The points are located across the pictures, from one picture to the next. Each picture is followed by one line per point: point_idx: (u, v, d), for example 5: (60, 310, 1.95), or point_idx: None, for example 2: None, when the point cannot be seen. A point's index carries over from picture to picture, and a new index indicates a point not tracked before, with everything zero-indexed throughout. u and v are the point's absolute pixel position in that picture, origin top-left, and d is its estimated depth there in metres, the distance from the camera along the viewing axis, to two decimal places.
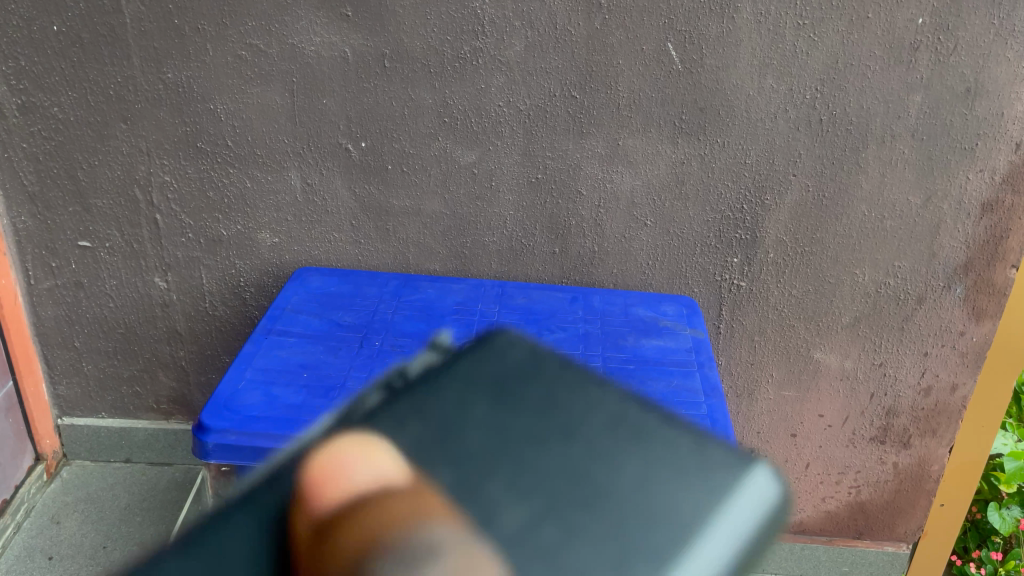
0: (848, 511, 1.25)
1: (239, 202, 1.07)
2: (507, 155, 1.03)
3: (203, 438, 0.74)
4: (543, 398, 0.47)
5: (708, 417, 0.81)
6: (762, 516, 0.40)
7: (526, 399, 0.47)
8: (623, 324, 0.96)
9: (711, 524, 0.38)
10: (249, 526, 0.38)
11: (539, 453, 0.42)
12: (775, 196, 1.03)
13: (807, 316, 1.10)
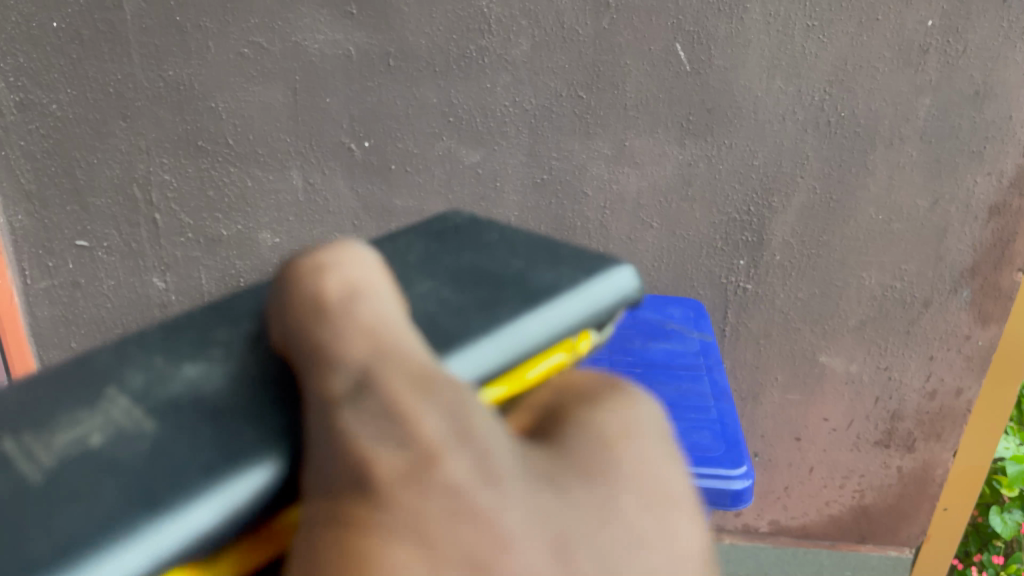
0: (851, 515, 1.25)
1: (239, 202, 1.05)
2: (513, 155, 1.01)
3: None
4: (472, 235, 0.65)
5: (718, 422, 0.81)
6: (612, 296, 0.58)
7: (459, 238, 0.65)
8: (629, 328, 0.95)
9: (569, 295, 0.56)
10: (257, 293, 0.57)
11: (457, 256, 0.61)
12: (782, 199, 1.02)
13: (813, 319, 1.10)
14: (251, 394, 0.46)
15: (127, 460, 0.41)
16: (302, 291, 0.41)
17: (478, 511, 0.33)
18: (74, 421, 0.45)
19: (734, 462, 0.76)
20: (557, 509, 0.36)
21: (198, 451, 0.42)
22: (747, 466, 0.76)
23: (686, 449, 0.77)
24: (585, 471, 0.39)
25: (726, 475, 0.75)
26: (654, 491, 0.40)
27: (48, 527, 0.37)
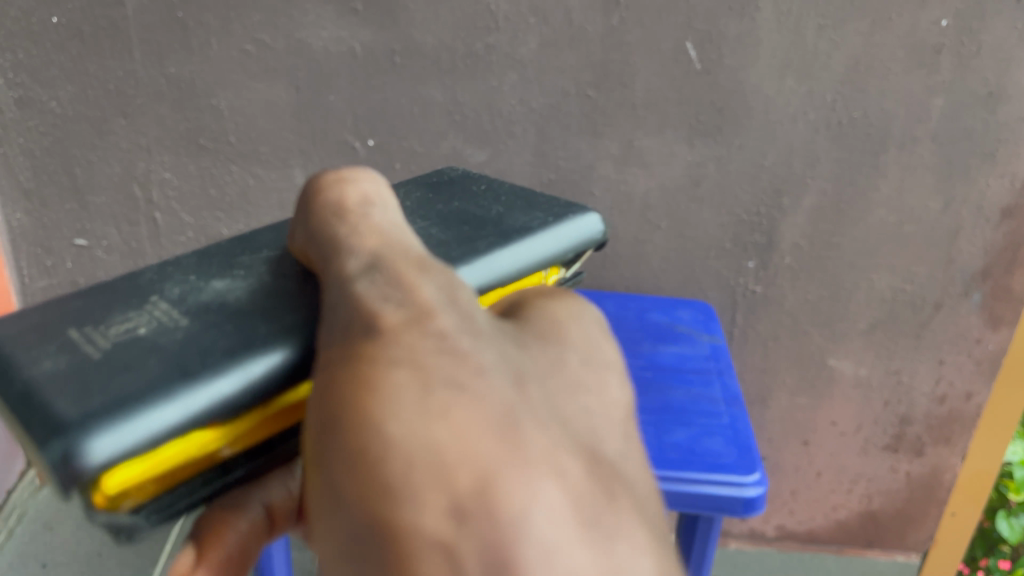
0: (858, 520, 1.23)
1: (241, 201, 1.04)
2: (519, 155, 1.00)
3: None
4: (466, 192, 0.79)
5: (731, 427, 0.79)
6: (581, 233, 0.74)
7: (451, 197, 0.77)
8: (637, 331, 0.93)
9: (540, 234, 0.71)
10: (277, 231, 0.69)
11: (449, 206, 0.75)
12: (793, 200, 1.01)
13: (822, 322, 1.08)
14: (267, 303, 0.57)
15: (172, 344, 0.52)
16: (319, 211, 0.53)
17: (457, 343, 0.38)
18: (120, 321, 0.55)
19: (747, 468, 0.75)
20: (518, 353, 0.40)
21: (228, 338, 0.53)
22: (760, 473, 0.75)
23: (698, 455, 0.76)
24: (541, 337, 0.43)
25: (739, 482, 0.74)
26: (598, 354, 0.44)
27: (112, 385, 0.47)
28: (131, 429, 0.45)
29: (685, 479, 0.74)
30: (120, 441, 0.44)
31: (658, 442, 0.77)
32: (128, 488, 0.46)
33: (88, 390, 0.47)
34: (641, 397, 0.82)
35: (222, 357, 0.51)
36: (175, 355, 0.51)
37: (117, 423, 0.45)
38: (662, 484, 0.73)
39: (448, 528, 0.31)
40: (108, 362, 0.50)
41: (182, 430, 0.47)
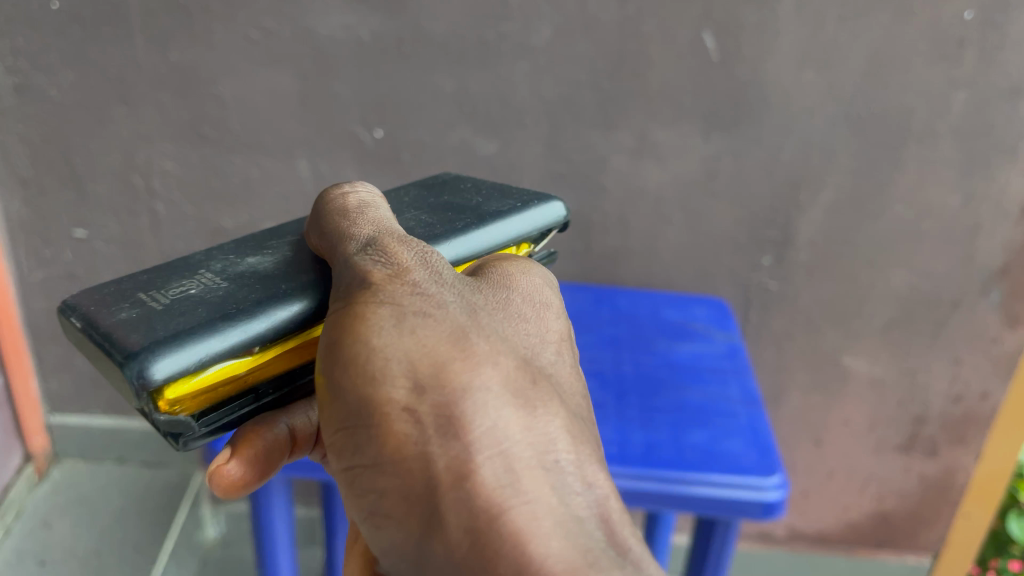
0: (869, 520, 1.22)
1: (244, 192, 1.01)
2: (531, 147, 0.97)
3: None
4: (455, 187, 0.77)
5: (749, 428, 0.77)
6: (553, 216, 0.71)
7: (436, 190, 0.75)
8: (652, 328, 0.91)
9: (509, 218, 0.68)
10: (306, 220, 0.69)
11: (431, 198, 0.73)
12: (810, 195, 0.98)
13: (836, 320, 1.06)
14: (302, 267, 0.58)
15: (218, 295, 0.53)
16: (333, 197, 0.56)
17: (421, 283, 0.46)
18: (169, 281, 0.56)
19: (766, 470, 0.72)
20: (474, 292, 0.48)
21: (271, 289, 0.54)
22: (781, 476, 0.72)
23: (716, 457, 0.73)
24: (491, 283, 0.50)
25: (758, 486, 0.71)
26: (536, 282, 0.52)
27: (170, 323, 0.49)
28: (186, 353, 0.47)
29: (702, 482, 0.71)
30: (177, 364, 0.47)
31: (673, 444, 0.74)
32: (178, 403, 0.48)
33: (145, 324, 0.49)
34: (657, 397, 0.80)
35: (265, 302, 0.53)
36: (221, 301, 0.52)
37: (174, 348, 0.47)
38: (678, 487, 0.71)
39: (412, 401, 0.41)
40: (161, 306, 0.51)
41: (228, 358, 0.49)
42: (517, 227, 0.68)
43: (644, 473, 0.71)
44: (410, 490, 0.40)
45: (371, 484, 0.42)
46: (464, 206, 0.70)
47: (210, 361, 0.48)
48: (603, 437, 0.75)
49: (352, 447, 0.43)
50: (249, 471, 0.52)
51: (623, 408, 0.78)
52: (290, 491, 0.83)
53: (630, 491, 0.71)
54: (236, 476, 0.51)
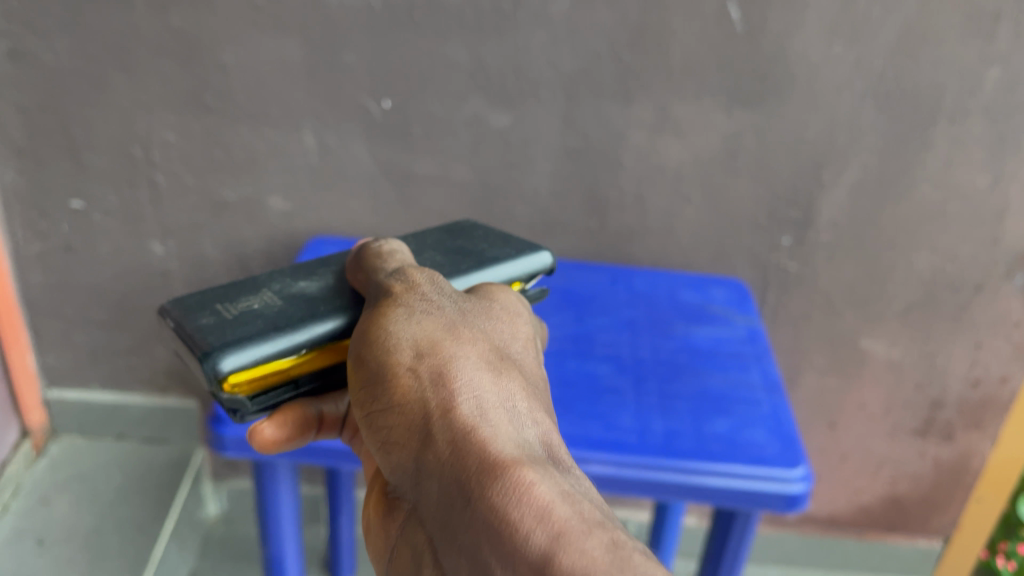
0: (881, 504, 1.20)
1: (248, 164, 0.98)
2: (546, 120, 0.94)
3: (220, 431, 0.69)
4: (459, 232, 0.83)
5: (772, 416, 0.74)
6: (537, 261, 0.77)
7: (442, 234, 0.82)
8: (670, 311, 0.88)
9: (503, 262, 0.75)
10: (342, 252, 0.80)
11: (439, 240, 0.80)
12: (833, 173, 0.95)
13: (856, 302, 1.04)
14: (343, 294, 0.70)
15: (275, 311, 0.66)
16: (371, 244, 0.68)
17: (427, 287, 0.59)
18: (238, 296, 0.69)
19: (790, 462, 0.69)
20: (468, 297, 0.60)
21: (315, 308, 0.66)
22: (805, 467, 0.70)
23: (739, 447, 0.71)
24: (481, 291, 0.63)
25: (782, 477, 0.69)
26: (519, 307, 0.63)
27: (237, 330, 0.62)
28: (249, 351, 0.60)
29: (723, 473, 0.69)
30: (240, 359, 0.60)
31: (695, 432, 0.72)
32: (237, 387, 0.61)
33: (221, 328, 0.62)
34: (676, 382, 0.77)
35: (309, 318, 0.65)
36: (277, 316, 0.65)
37: (239, 347, 0.60)
38: (698, 478, 0.68)
39: (414, 360, 0.53)
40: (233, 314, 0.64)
41: (278, 358, 0.62)
42: (519, 266, 0.76)
43: (663, 462, 0.69)
44: (409, 424, 0.50)
45: (381, 429, 0.52)
46: (473, 249, 0.78)
47: (264, 360, 0.61)
48: (622, 425, 0.72)
49: (370, 399, 0.54)
50: (283, 431, 0.61)
51: (642, 394, 0.76)
52: (297, 479, 0.81)
53: (649, 481, 0.69)
54: (272, 431, 0.61)
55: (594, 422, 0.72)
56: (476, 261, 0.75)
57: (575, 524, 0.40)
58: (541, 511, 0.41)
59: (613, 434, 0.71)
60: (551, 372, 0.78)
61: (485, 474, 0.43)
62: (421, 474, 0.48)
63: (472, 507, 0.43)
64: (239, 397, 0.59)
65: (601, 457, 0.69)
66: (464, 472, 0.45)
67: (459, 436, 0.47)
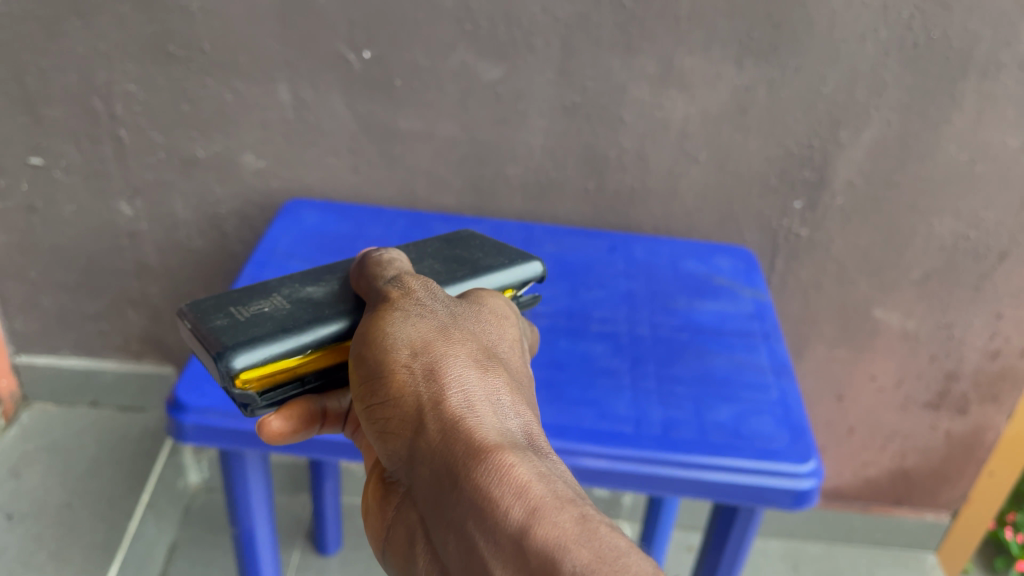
0: (888, 478, 1.15)
1: (218, 118, 0.91)
2: (540, 72, 0.86)
3: (179, 417, 0.63)
4: (452, 239, 0.79)
5: (780, 403, 0.68)
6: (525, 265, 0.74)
7: (435, 242, 0.78)
8: (672, 283, 0.82)
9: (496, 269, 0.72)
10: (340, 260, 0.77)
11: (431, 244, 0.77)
12: (851, 131, 0.87)
13: (870, 270, 0.97)
14: (352, 296, 0.65)
15: (289, 308, 0.62)
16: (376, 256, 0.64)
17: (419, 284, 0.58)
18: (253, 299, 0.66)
19: (800, 456, 0.64)
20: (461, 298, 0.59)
21: (326, 308, 0.62)
22: (816, 461, 0.64)
23: (744, 438, 0.65)
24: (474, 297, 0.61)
25: (790, 472, 0.63)
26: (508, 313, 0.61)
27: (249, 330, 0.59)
28: (261, 350, 0.57)
29: (725, 467, 0.63)
30: (252, 356, 0.57)
31: (696, 421, 0.66)
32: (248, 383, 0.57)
33: (234, 326, 0.59)
34: (677, 365, 0.71)
35: (316, 319, 0.61)
36: (291, 315, 0.61)
37: (250, 345, 0.57)
38: (698, 472, 0.63)
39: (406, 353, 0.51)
40: (248, 312, 0.61)
41: (288, 358, 0.59)
42: (515, 271, 0.73)
43: (660, 455, 0.63)
44: (401, 415, 0.49)
45: (373, 422, 0.51)
46: (465, 256, 0.75)
47: (273, 358, 0.58)
48: (617, 414, 0.66)
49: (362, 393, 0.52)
50: (290, 423, 0.59)
51: (639, 378, 0.70)
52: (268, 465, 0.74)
53: (644, 477, 0.63)
54: (279, 423, 0.58)
55: (586, 410, 0.66)
56: (473, 269, 0.72)
57: (570, 519, 0.39)
58: (536, 504, 0.40)
59: (606, 424, 0.65)
60: (540, 353, 0.72)
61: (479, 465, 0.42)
62: (412, 462, 0.47)
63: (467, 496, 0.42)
64: (248, 393, 0.57)
65: (591, 449, 0.63)
66: (458, 463, 0.43)
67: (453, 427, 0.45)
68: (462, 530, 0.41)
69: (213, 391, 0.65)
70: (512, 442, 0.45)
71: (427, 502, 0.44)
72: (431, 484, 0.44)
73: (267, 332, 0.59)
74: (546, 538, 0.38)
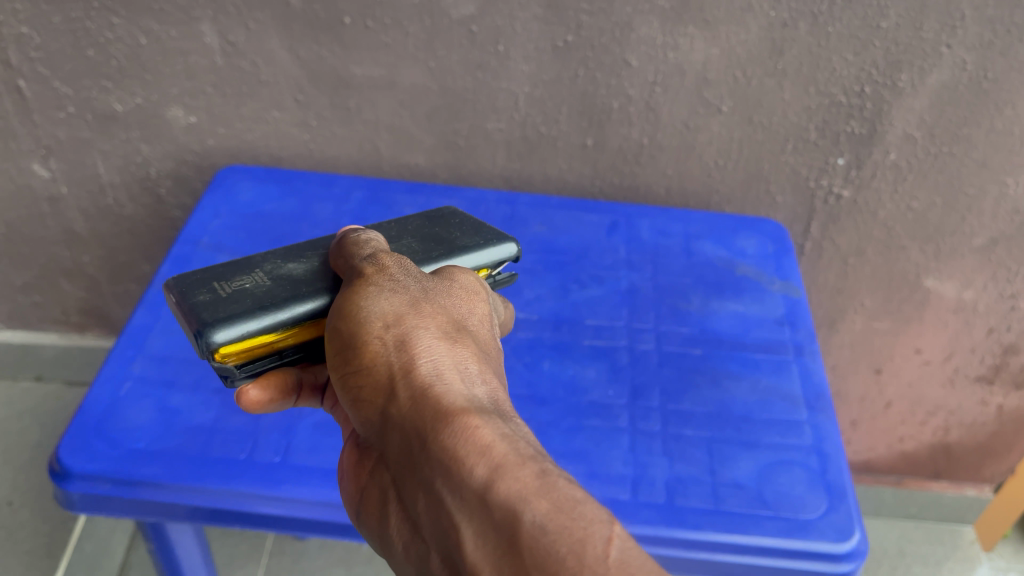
0: (927, 452, 1.03)
1: (133, 66, 0.74)
2: (523, 7, 0.68)
3: (63, 487, 0.51)
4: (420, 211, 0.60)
5: (815, 451, 0.55)
6: (485, 243, 0.55)
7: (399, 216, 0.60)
8: (684, 276, 0.67)
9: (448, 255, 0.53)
10: None
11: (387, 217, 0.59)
12: (913, 75, 0.69)
13: (925, 236, 0.81)
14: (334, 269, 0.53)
15: (273, 282, 0.50)
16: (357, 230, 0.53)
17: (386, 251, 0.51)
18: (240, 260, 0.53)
19: (840, 532, 0.50)
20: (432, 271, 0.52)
21: (313, 281, 0.50)
22: (859, 535, 0.51)
23: (768, 503, 0.52)
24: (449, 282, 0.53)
25: (826, 550, 0.50)
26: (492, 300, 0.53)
27: (231, 301, 0.47)
28: (245, 323, 0.46)
29: (744, 543, 0.50)
30: (237, 332, 0.46)
31: (709, 481, 0.52)
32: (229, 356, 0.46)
33: (213, 300, 0.47)
34: (688, 397, 0.57)
35: (300, 292, 0.49)
36: (274, 289, 0.49)
37: (232, 319, 0.46)
38: (711, 551, 0.50)
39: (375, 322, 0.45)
40: (228, 287, 0.49)
41: (272, 332, 0.47)
42: (498, 251, 0.55)
43: (664, 534, 0.50)
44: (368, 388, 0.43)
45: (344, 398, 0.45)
46: (428, 233, 0.56)
47: (258, 333, 0.47)
48: (611, 473, 0.53)
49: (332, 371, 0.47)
50: (269, 395, 0.48)
51: (639, 419, 0.56)
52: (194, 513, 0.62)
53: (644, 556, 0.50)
54: (258, 394, 0.47)
55: (572, 467, 0.53)
56: (449, 248, 0.54)
57: (533, 477, 0.36)
58: (503, 463, 0.37)
59: (596, 490, 0.52)
60: (518, 382, 0.58)
61: (448, 430, 0.38)
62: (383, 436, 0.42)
63: (436, 459, 0.38)
64: (228, 369, 0.46)
65: None
66: (428, 432, 0.39)
67: (423, 399, 0.41)
68: (432, 491, 0.38)
69: (104, 452, 0.52)
70: (482, 411, 0.40)
71: (397, 467, 0.41)
72: (400, 448, 0.40)
73: (250, 303, 0.48)
74: (511, 498, 0.36)
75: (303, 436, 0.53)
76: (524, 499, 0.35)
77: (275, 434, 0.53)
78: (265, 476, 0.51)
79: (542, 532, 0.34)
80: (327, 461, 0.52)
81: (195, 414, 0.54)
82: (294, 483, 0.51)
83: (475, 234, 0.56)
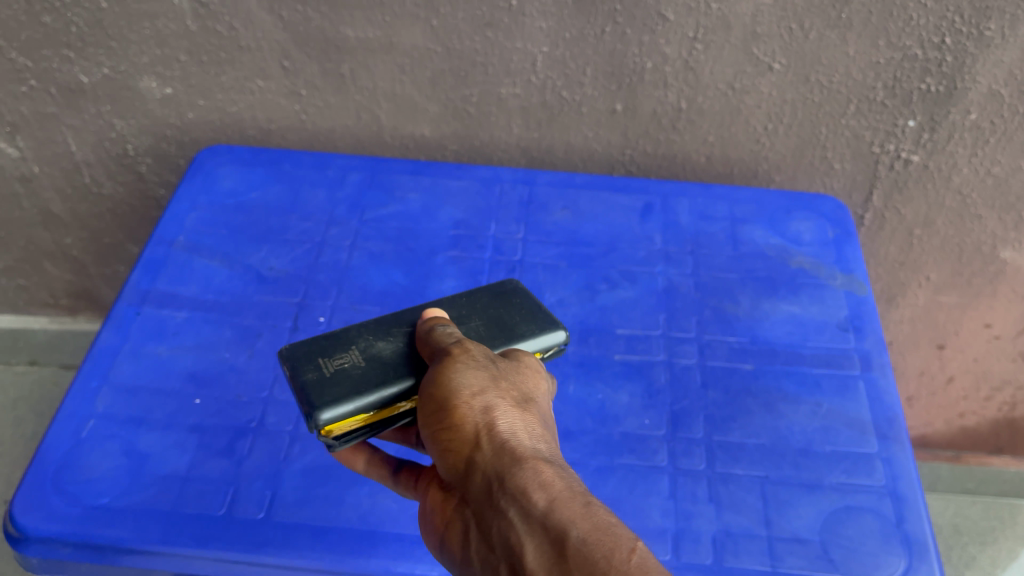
0: (989, 427, 0.94)
1: (95, 32, 0.64)
2: None
3: (19, 550, 0.44)
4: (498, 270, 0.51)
5: (889, 493, 0.47)
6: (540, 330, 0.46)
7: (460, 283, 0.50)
8: (731, 270, 0.58)
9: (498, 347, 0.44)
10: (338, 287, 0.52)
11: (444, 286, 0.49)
12: (1005, 23, 0.58)
13: (1005, 205, 0.70)
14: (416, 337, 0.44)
15: (373, 357, 0.43)
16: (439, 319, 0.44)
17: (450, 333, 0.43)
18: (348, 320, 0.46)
19: None
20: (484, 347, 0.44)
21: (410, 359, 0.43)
22: None
23: (833, 562, 0.44)
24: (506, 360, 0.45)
25: None
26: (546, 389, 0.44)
27: (334, 380, 0.41)
28: (346, 407, 0.40)
29: None
30: (339, 415, 0.40)
31: (764, 535, 0.45)
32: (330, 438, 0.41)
33: (317, 380, 0.41)
34: (738, 425, 0.49)
35: (395, 374, 0.42)
36: (373, 367, 0.42)
37: (337, 402, 0.40)
38: None
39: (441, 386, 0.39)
40: (332, 361, 0.42)
41: (370, 415, 0.41)
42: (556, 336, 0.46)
43: None
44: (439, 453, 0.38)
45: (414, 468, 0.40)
46: (480, 313, 0.47)
47: (356, 415, 0.41)
48: (648, 527, 0.45)
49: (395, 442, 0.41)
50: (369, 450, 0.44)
51: (681, 456, 0.48)
52: None
53: None
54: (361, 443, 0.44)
55: None
56: (509, 335, 0.45)
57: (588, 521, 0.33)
58: (564, 499, 0.34)
59: None
60: None
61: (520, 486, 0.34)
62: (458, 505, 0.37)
63: (509, 505, 0.34)
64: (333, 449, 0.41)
65: None
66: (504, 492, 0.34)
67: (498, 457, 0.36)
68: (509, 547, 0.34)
69: (62, 509, 0.45)
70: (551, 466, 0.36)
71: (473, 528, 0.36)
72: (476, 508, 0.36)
73: (353, 383, 0.41)
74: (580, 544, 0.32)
75: (291, 486, 0.46)
76: (600, 536, 0.32)
77: (260, 485, 0.46)
78: (246, 536, 0.44)
79: (598, 560, 0.31)
80: (318, 515, 0.45)
81: (167, 460, 0.47)
82: (280, 546, 0.44)
83: (534, 316, 0.47)
